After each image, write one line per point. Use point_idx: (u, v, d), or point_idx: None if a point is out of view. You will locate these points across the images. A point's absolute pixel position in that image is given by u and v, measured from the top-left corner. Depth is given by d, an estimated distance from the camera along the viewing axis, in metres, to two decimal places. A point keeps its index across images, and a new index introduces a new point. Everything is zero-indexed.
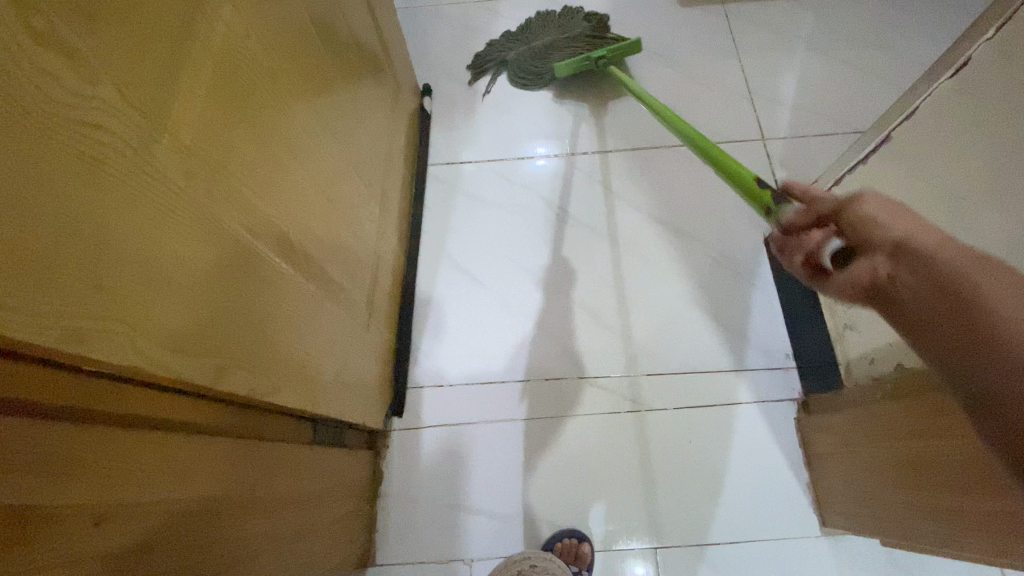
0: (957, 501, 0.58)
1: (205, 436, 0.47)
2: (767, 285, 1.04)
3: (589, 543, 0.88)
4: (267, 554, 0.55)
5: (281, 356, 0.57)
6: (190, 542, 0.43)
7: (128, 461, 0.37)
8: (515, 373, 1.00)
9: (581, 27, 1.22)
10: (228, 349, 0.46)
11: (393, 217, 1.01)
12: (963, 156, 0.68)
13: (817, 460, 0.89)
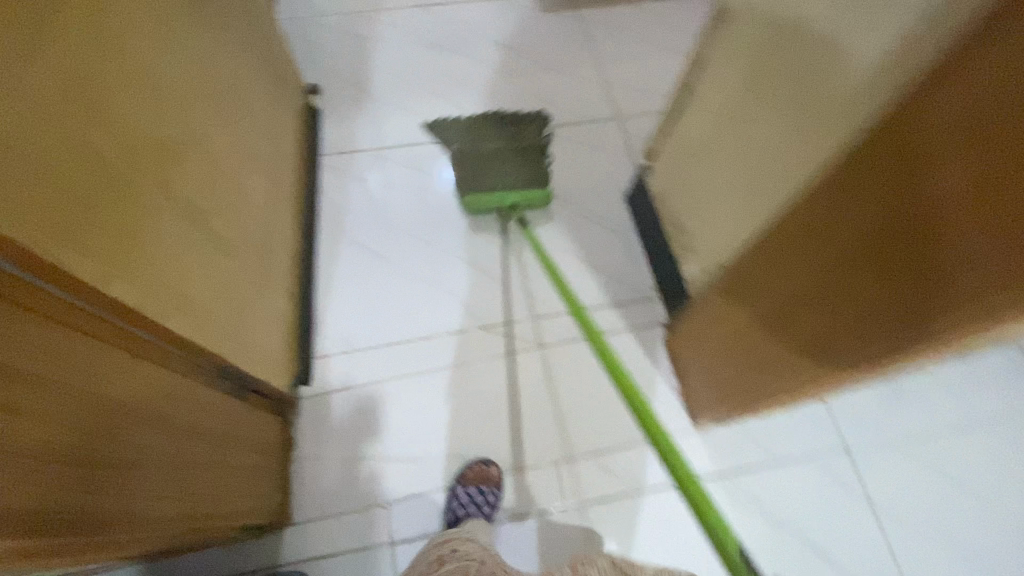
0: (781, 349, 0.72)
1: (102, 344, 0.51)
2: (629, 234, 1.21)
3: (496, 465, 0.97)
4: (163, 470, 0.59)
5: (169, 287, 0.62)
6: (93, 430, 0.48)
7: (28, 336, 0.42)
8: (417, 332, 1.09)
9: (527, 152, 1.22)
10: (113, 260, 0.52)
11: (285, 197, 1.07)
12: (728, 92, 0.83)
13: (685, 367, 1.04)
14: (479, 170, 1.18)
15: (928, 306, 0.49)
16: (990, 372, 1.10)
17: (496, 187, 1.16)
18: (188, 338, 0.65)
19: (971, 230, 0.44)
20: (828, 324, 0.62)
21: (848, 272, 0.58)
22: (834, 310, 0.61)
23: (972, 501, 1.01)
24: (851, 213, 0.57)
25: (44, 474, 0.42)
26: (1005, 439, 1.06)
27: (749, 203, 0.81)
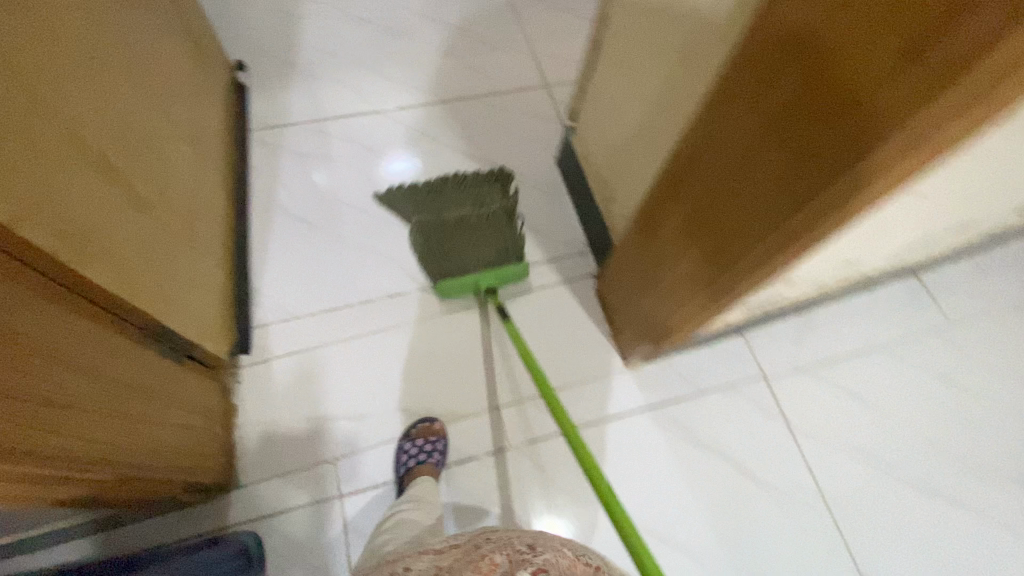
0: (697, 274, 0.79)
1: (24, 284, 0.53)
2: (560, 193, 1.27)
3: (438, 422, 0.99)
4: (88, 413, 0.59)
5: (76, 235, 0.62)
6: (27, 362, 0.50)
7: None
8: (357, 295, 1.11)
9: (497, 222, 1.15)
10: (21, 203, 0.54)
11: (212, 169, 1.07)
12: (626, 44, 0.90)
13: (615, 310, 1.10)
14: (448, 249, 1.11)
15: (814, 185, 0.53)
16: (893, 298, 1.22)
17: (467, 268, 1.09)
18: (106, 288, 0.66)
19: (837, 108, 0.48)
20: (736, 253, 0.69)
21: (753, 194, 0.62)
22: (741, 239, 0.67)
23: (877, 415, 1.12)
24: (733, 122, 0.60)
25: None
26: (904, 358, 1.18)
27: (656, 144, 0.87)
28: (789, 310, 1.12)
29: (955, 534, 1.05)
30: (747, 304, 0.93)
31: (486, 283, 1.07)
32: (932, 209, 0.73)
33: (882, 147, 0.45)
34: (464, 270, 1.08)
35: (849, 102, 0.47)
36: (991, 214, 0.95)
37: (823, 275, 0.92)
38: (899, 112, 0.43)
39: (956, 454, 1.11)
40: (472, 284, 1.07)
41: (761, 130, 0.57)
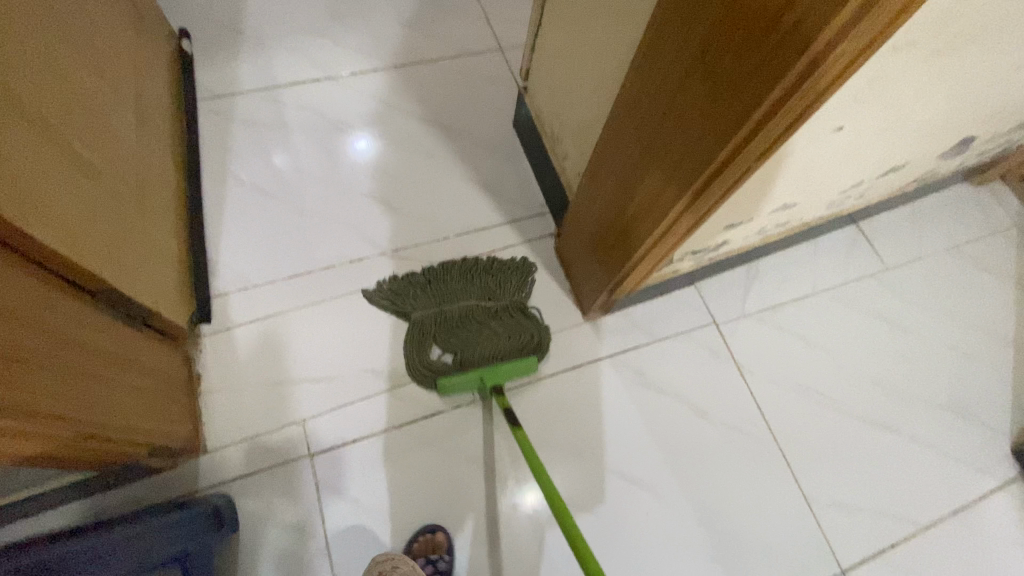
0: (635, 219, 0.84)
1: None
2: (517, 155, 1.29)
3: (443, 531, 0.94)
4: (36, 370, 0.59)
5: (16, 192, 0.61)
6: None
7: None
8: (319, 262, 1.12)
9: (507, 318, 1.09)
10: None
11: (160, 138, 1.05)
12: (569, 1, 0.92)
13: (572, 265, 1.14)
14: (455, 346, 1.04)
15: (742, 108, 0.55)
16: (834, 245, 1.31)
17: (474, 363, 1.02)
18: (49, 246, 0.65)
19: (760, 29, 0.49)
20: (669, 193, 0.73)
21: (681, 133, 0.65)
22: (672, 179, 0.71)
23: (821, 353, 1.20)
24: (670, 54, 0.62)
25: None
26: (844, 300, 1.26)
27: (602, 95, 0.89)
28: (738, 259, 1.18)
29: (893, 457, 1.13)
30: (695, 250, 0.97)
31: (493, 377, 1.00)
32: (854, 146, 0.78)
33: (800, 61, 0.47)
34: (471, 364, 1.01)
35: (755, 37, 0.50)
36: (917, 157, 1.02)
37: (764, 220, 0.97)
38: (811, 24, 0.45)
39: (893, 385, 1.20)
40: (477, 379, 0.99)
41: (694, 57, 0.58)
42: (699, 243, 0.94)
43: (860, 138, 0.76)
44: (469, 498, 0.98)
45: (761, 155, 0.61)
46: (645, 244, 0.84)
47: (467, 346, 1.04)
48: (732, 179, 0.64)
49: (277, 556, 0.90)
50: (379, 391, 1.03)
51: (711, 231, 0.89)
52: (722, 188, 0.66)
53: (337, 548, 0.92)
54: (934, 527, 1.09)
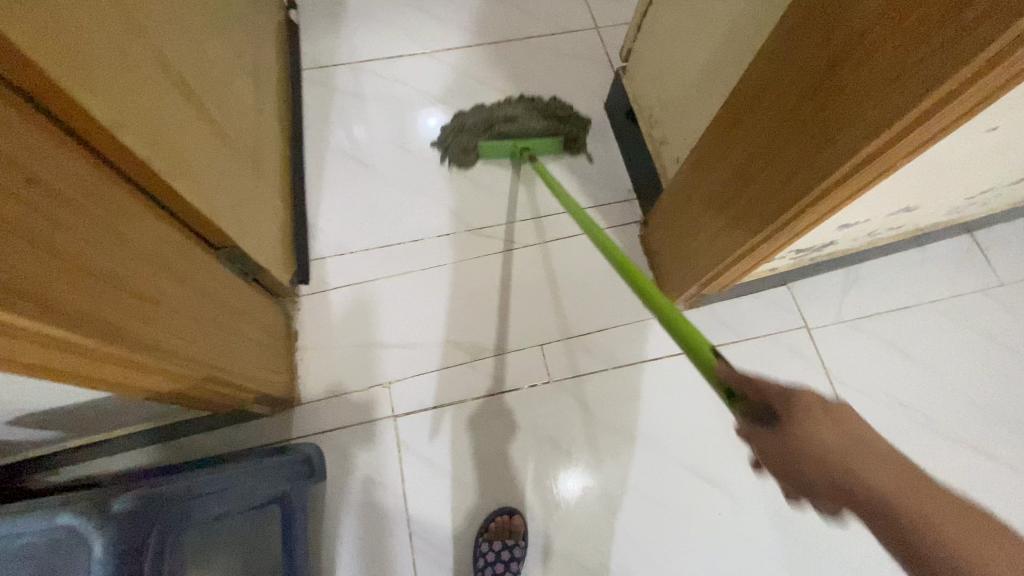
0: (740, 213, 0.82)
1: (130, 199, 0.59)
2: (607, 139, 1.27)
3: (519, 516, 0.96)
4: (170, 308, 0.63)
5: (161, 142, 0.65)
6: (135, 267, 0.57)
7: (80, 179, 0.51)
8: (409, 234, 1.15)
9: (542, 110, 1.23)
10: (138, 128, 0.60)
11: (272, 105, 1.10)
12: None
13: (658, 255, 1.12)
14: (494, 120, 1.20)
15: (888, 108, 0.52)
16: (942, 254, 1.22)
17: (509, 134, 1.18)
18: (185, 197, 0.69)
19: (924, 28, 0.47)
20: (784, 191, 0.70)
21: (809, 129, 0.63)
22: (790, 176, 0.69)
23: (918, 368, 1.13)
24: (811, 47, 0.59)
25: (104, 289, 0.51)
26: (948, 314, 1.17)
27: (714, 81, 0.86)
28: (836, 262, 1.12)
29: (989, 486, 1.06)
30: (801, 248, 0.93)
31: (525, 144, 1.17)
32: (1001, 149, 0.71)
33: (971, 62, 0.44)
34: (506, 133, 1.18)
35: (917, 37, 0.48)
36: None
37: (879, 222, 0.91)
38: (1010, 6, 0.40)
39: (997, 408, 1.11)
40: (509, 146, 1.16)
41: (852, 38, 0.54)
42: (808, 242, 0.90)
43: (1010, 140, 0.69)
44: (540, 475, 1.00)
45: (913, 150, 0.56)
46: (747, 240, 0.82)
47: (504, 121, 1.20)
48: (867, 179, 0.61)
49: (358, 510, 0.95)
50: (460, 362, 1.06)
51: (824, 229, 0.85)
52: (857, 186, 0.62)
53: (413, 509, 0.96)
54: None
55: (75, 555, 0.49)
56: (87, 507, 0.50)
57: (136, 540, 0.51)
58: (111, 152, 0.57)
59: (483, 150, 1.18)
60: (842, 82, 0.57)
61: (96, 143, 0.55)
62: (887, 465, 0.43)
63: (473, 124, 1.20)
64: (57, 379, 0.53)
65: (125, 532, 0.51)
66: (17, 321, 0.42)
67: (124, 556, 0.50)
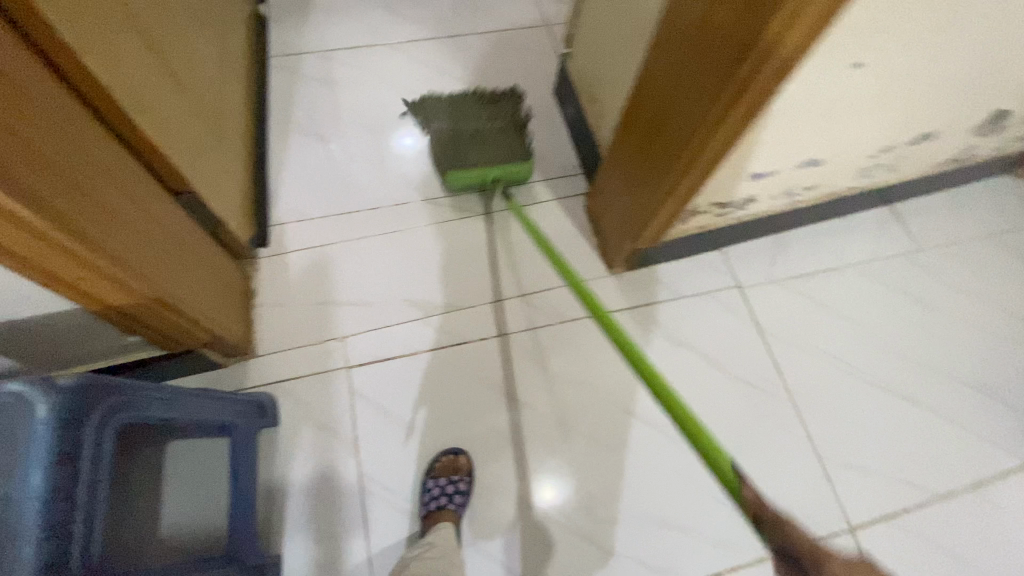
0: (657, 161, 0.90)
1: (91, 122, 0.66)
2: (555, 120, 1.36)
3: (464, 455, 1.00)
4: (123, 222, 0.68)
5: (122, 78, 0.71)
6: (88, 178, 0.62)
7: (44, 88, 0.57)
8: (367, 203, 1.21)
9: (505, 129, 1.22)
10: (102, 61, 0.67)
11: (238, 82, 1.18)
12: None
13: (599, 220, 1.20)
14: (457, 139, 1.20)
15: (749, 34, 0.62)
16: (865, 223, 1.32)
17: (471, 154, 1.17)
18: (144, 132, 0.75)
19: None
20: (686, 131, 0.79)
21: (700, 69, 0.72)
22: (689, 115, 0.77)
23: (844, 323, 1.21)
24: None
25: (58, 185, 0.57)
26: (872, 276, 1.27)
27: (632, 48, 0.96)
28: (765, 226, 1.21)
29: (910, 429, 1.14)
30: (720, 202, 1.02)
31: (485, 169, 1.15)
32: (876, 94, 0.81)
33: None
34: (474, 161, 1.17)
35: None
36: (952, 125, 1.03)
37: (790, 176, 1.00)
38: None
39: (916, 358, 1.20)
40: (479, 175, 1.15)
41: None
42: (724, 194, 0.99)
43: (881, 84, 0.79)
44: (490, 423, 1.05)
45: (779, 76, 0.65)
46: (662, 187, 0.90)
47: (467, 141, 1.19)
48: (746, 110, 0.70)
49: (309, 452, 0.99)
50: (413, 319, 1.11)
51: (735, 180, 0.94)
52: (740, 117, 0.71)
53: (364, 451, 1.00)
54: (951, 497, 1.09)
55: (18, 415, 0.51)
56: (37, 378, 0.53)
57: (78, 412, 0.55)
58: (73, 73, 0.63)
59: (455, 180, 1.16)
60: (718, 18, 0.66)
61: (58, 61, 0.61)
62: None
63: (438, 138, 1.20)
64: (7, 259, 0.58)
65: (70, 403, 0.54)
66: None
67: (66, 425, 0.54)
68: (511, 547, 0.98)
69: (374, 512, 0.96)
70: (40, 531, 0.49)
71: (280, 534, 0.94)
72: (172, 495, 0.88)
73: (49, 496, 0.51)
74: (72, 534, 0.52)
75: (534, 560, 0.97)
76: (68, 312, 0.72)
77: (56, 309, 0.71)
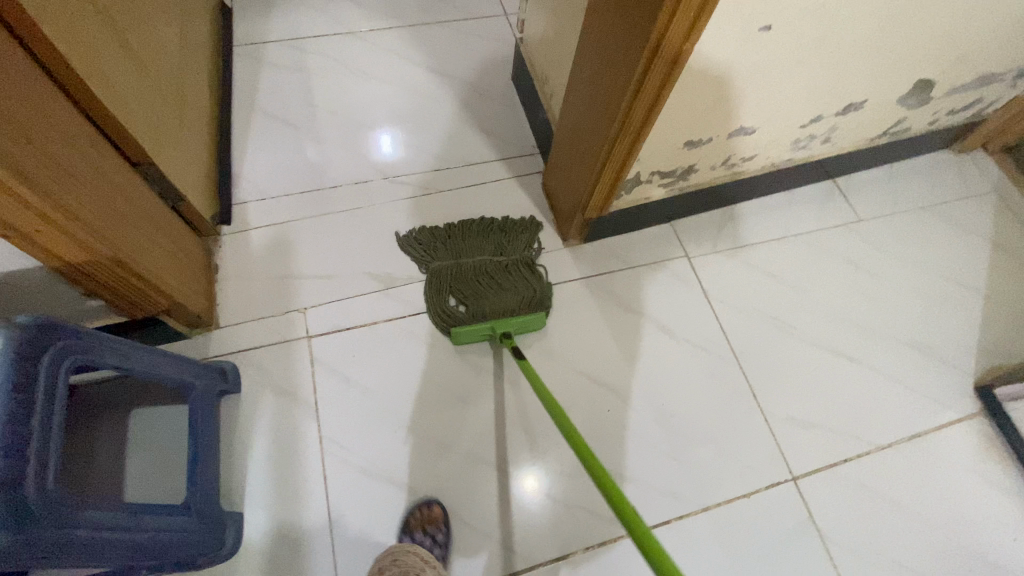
0: (594, 130, 0.96)
1: (49, 88, 0.70)
2: (513, 103, 1.42)
3: (436, 506, 0.97)
4: (79, 182, 0.72)
5: (82, 50, 0.76)
6: (44, 136, 0.67)
7: (6, 50, 0.62)
8: (328, 183, 1.25)
9: (514, 268, 1.17)
10: (64, 32, 0.72)
11: (202, 68, 1.22)
12: None
13: (552, 195, 1.25)
14: (461, 283, 1.14)
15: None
16: (809, 196, 1.39)
17: (477, 304, 1.12)
18: (103, 101, 0.80)
19: None
20: (614, 95, 0.85)
21: (621, 35, 0.79)
22: (616, 82, 0.84)
23: (788, 290, 1.27)
24: None
25: (14, 137, 0.61)
26: (816, 245, 1.34)
27: (572, 26, 1.02)
28: (712, 198, 1.27)
29: (851, 387, 1.19)
30: (661, 171, 1.07)
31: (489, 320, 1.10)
32: (790, 60, 0.88)
33: None
34: (483, 315, 1.11)
35: None
36: (878, 95, 1.10)
37: (726, 145, 1.06)
38: None
39: (857, 320, 1.26)
40: (487, 329, 1.09)
41: None
42: (663, 162, 1.05)
43: (794, 48, 0.86)
44: (447, 388, 1.08)
45: (689, 36, 0.71)
46: (599, 154, 0.96)
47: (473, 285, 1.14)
48: (663, 72, 0.76)
49: (271, 416, 1.02)
50: (373, 291, 1.15)
51: (671, 147, 1.00)
52: (659, 79, 0.77)
53: (324, 415, 1.03)
54: (892, 449, 1.14)
55: None
56: None
57: (34, 347, 0.59)
58: (33, 40, 0.67)
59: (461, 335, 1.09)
60: None
61: (18, 29, 0.65)
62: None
63: (440, 284, 1.14)
64: None
65: (26, 339, 0.59)
66: None
67: (23, 358, 0.58)
68: (467, 502, 1.01)
69: (334, 472, 1.00)
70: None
71: (242, 493, 0.97)
72: (135, 471, 0.91)
73: (6, 420, 0.55)
74: (29, 457, 0.56)
75: (489, 513, 1.00)
76: (28, 271, 0.76)
77: (11, 269, 0.74)
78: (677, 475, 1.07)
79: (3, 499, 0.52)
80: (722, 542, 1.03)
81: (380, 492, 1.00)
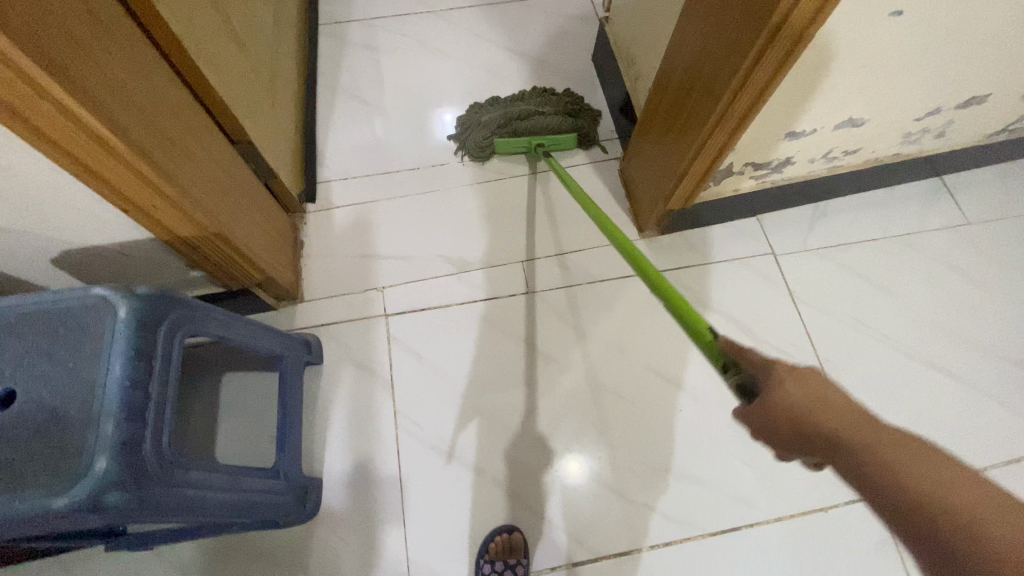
0: (688, 115, 0.91)
1: (165, 69, 0.74)
2: (592, 87, 1.37)
3: (517, 533, 0.97)
4: (187, 156, 0.76)
5: (191, 33, 0.78)
6: (159, 116, 0.70)
7: (129, 33, 0.65)
8: (405, 164, 1.27)
9: (558, 103, 1.26)
10: (176, 14, 0.74)
11: (291, 48, 1.25)
12: None
13: (630, 181, 1.21)
14: (509, 116, 1.23)
15: None
16: (910, 194, 1.28)
17: (525, 129, 1.22)
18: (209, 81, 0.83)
19: None
20: (717, 80, 0.80)
21: (733, 16, 0.73)
22: (721, 65, 0.78)
23: (881, 295, 1.19)
24: None
25: (135, 117, 0.64)
26: (913, 247, 1.24)
27: (667, 6, 0.97)
28: (802, 194, 1.20)
29: (947, 403, 1.11)
30: (755, 162, 1.02)
31: (539, 141, 1.21)
32: (918, 46, 0.80)
33: None
34: (520, 129, 1.22)
35: None
36: (1006, 87, 0.99)
37: (828, 137, 0.99)
38: None
39: (958, 333, 1.17)
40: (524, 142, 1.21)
41: None
42: (759, 153, 0.99)
43: (924, 33, 0.78)
44: (516, 374, 1.09)
45: (814, 20, 0.66)
46: (692, 141, 0.91)
47: (521, 116, 1.23)
48: (778, 56, 0.71)
49: (350, 389, 1.06)
50: (448, 274, 1.16)
51: (771, 137, 0.94)
52: (774, 62, 0.72)
53: (398, 392, 1.07)
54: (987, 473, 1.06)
55: (104, 315, 0.60)
56: (118, 287, 0.62)
57: (152, 317, 0.63)
58: (152, 25, 0.70)
59: (499, 147, 1.22)
60: None
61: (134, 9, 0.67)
62: (845, 419, 0.48)
63: (488, 120, 1.23)
64: (93, 181, 0.66)
65: (146, 309, 0.63)
66: (69, 102, 0.55)
67: (142, 327, 0.62)
68: (530, 488, 1.02)
69: (407, 448, 1.03)
70: (119, 413, 0.57)
71: (321, 460, 1.02)
72: (226, 431, 0.97)
73: (128, 384, 0.58)
74: (147, 421, 0.59)
75: (553, 501, 1.01)
76: (144, 242, 0.82)
77: (131, 239, 0.80)
78: (749, 481, 1.03)
79: (124, 458, 0.56)
80: (795, 554, 0.99)
81: (449, 471, 1.02)
